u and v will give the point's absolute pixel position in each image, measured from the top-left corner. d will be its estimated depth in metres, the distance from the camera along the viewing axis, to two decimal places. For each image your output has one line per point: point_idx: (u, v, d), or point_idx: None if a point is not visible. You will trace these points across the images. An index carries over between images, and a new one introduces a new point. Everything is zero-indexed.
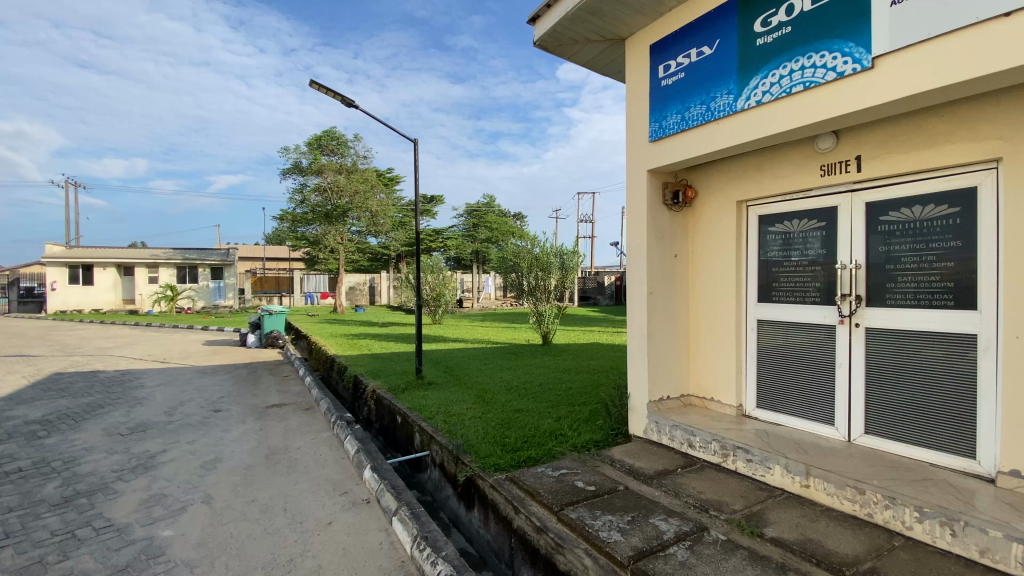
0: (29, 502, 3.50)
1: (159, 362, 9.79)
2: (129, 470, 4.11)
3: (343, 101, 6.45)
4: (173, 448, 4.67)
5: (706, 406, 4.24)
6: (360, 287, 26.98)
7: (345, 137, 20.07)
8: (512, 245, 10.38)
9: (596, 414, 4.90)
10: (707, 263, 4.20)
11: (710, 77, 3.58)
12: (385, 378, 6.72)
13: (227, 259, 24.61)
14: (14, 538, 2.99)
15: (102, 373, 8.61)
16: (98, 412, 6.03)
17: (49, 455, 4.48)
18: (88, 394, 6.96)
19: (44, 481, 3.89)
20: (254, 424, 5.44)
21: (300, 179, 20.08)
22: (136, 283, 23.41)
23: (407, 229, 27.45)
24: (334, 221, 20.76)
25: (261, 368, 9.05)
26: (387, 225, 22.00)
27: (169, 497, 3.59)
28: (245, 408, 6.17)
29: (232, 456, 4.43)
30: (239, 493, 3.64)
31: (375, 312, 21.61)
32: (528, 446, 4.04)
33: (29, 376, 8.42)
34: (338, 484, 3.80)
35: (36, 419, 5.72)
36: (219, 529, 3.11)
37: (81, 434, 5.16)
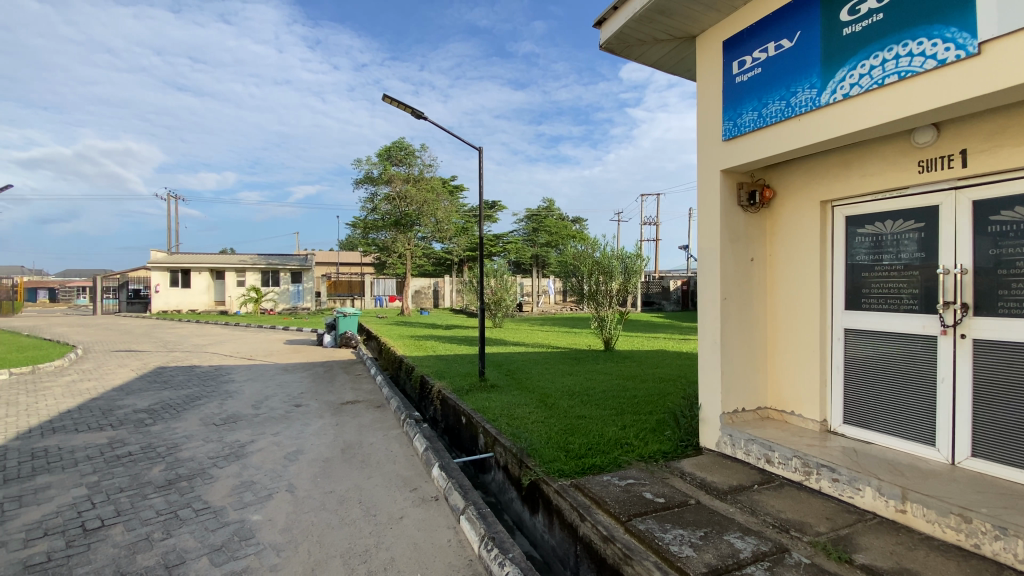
0: (139, 483, 3.92)
1: (247, 358, 10.64)
2: (223, 457, 4.50)
3: (413, 113, 6.74)
4: (260, 439, 5.06)
5: (786, 420, 3.99)
6: (424, 291, 27.89)
7: (412, 147, 20.87)
8: (572, 249, 10.32)
9: (664, 423, 4.75)
10: (788, 268, 3.96)
11: (790, 72, 3.39)
12: (449, 379, 6.89)
13: (305, 264, 26.37)
14: (126, 515, 3.35)
15: (199, 368, 9.49)
16: (195, 403, 6.65)
17: (156, 441, 4.99)
18: (187, 387, 7.68)
19: (151, 464, 4.35)
20: (330, 419, 5.77)
21: (371, 189, 21.11)
22: (226, 287, 25.60)
23: (469, 234, 28.06)
24: (402, 227, 21.65)
25: (336, 366, 9.58)
26: (451, 230, 22.61)
27: (257, 484, 3.89)
28: (322, 403, 6.57)
29: (311, 448, 4.73)
30: (318, 484, 3.87)
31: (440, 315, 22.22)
32: (592, 454, 3.98)
33: (140, 369, 9.43)
34: (408, 481, 3.94)
35: (144, 408, 6.40)
36: (301, 516, 3.33)
37: (182, 422, 5.71)
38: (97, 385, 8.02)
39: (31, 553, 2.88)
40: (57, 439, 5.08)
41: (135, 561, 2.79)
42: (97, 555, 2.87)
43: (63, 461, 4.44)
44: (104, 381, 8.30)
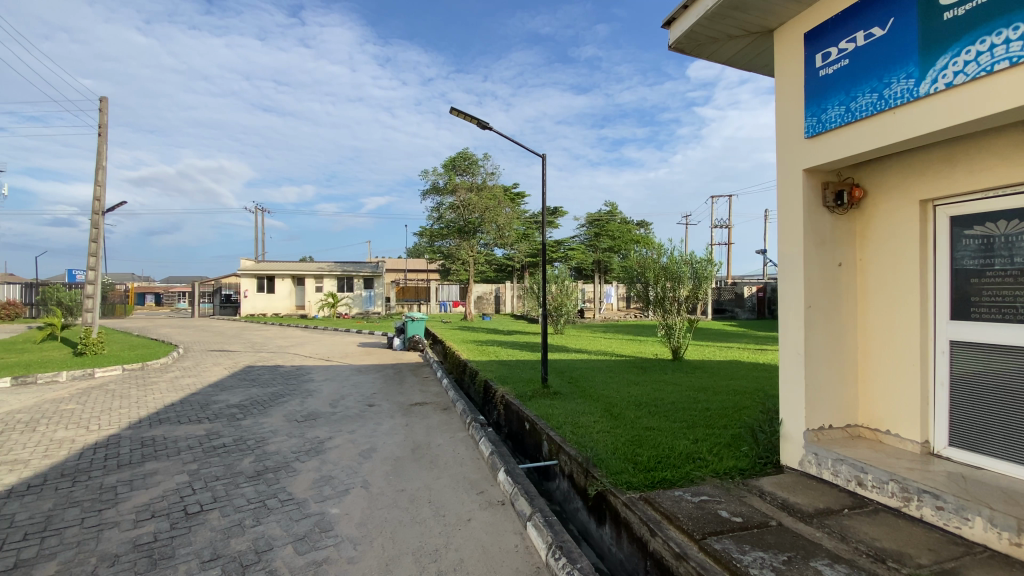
0: (232, 472, 4.28)
1: (324, 359, 11.32)
2: (304, 452, 4.81)
3: (478, 124, 6.92)
4: (338, 436, 5.35)
5: (880, 440, 3.66)
6: (486, 297, 28.34)
7: (476, 156, 21.32)
8: (636, 253, 10.06)
9: (739, 439, 4.51)
10: (882, 273, 3.64)
11: (883, 61, 3.14)
12: (513, 385, 6.93)
13: (376, 271, 27.70)
14: (221, 502, 3.67)
15: (282, 367, 10.21)
16: (279, 400, 7.17)
17: (246, 435, 5.43)
18: (272, 385, 8.29)
19: (242, 455, 4.73)
20: (400, 419, 6.01)
21: (437, 199, 21.79)
22: (305, 292, 27.44)
23: (531, 241, 28.21)
24: (466, 235, 22.17)
25: (405, 369, 9.95)
26: (513, 237, 22.79)
27: (335, 479, 4.12)
28: (393, 404, 6.85)
29: (383, 447, 4.94)
30: (390, 482, 4.04)
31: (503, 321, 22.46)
32: (663, 467, 3.86)
33: (232, 367, 10.31)
34: (475, 483, 4.01)
35: (236, 404, 6.99)
36: (375, 512, 3.48)
37: (268, 418, 6.17)
38: (196, 381, 8.84)
39: (142, 532, 3.22)
40: (163, 430, 5.66)
41: (229, 545, 3.05)
42: (197, 537, 3.16)
43: (168, 450, 4.94)
44: (202, 378, 9.15)
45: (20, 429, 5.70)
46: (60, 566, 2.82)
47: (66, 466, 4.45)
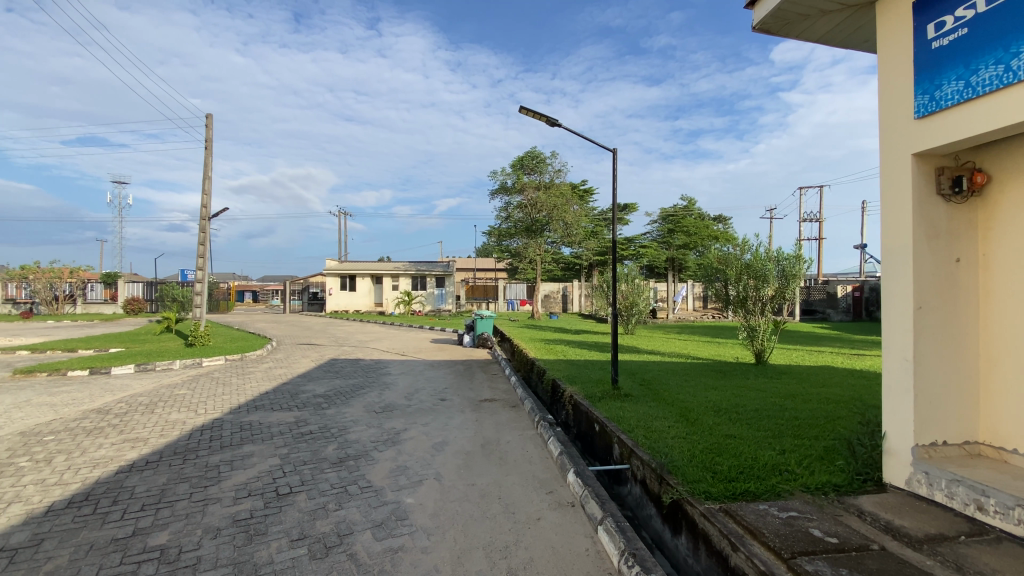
0: (318, 458, 4.58)
1: (400, 354, 11.86)
2: (382, 442, 5.04)
3: (548, 121, 6.89)
4: (412, 427, 5.56)
5: (1006, 460, 3.21)
6: (554, 295, 28.29)
7: (544, 155, 21.27)
8: (715, 250, 9.54)
9: (833, 452, 4.14)
10: (1011, 270, 3.18)
11: (1011, 27, 2.73)
12: (582, 385, 6.82)
13: (447, 270, 28.59)
14: (308, 485, 3.93)
15: (362, 361, 10.80)
16: (359, 391, 7.59)
17: (330, 423, 5.79)
18: (353, 377, 8.79)
19: (326, 442, 5.05)
20: (471, 414, 6.13)
21: (506, 198, 21.99)
22: (382, 290, 28.92)
23: (600, 239, 27.79)
24: (534, 234, 22.19)
25: (474, 365, 10.14)
26: (581, 235, 22.53)
27: (410, 469, 4.27)
28: (463, 399, 7.00)
29: (455, 441, 5.06)
30: (462, 476, 4.12)
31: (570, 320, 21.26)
32: (745, 479, 3.64)
33: (317, 360, 11.06)
34: (544, 483, 3.99)
35: (321, 393, 7.49)
36: (447, 505, 3.56)
37: (350, 408, 6.54)
38: (286, 372, 9.59)
39: (240, 509, 3.52)
40: (259, 415, 6.18)
41: (314, 526, 3.25)
42: (287, 517, 3.40)
43: (263, 434, 5.38)
44: (291, 369, 9.90)
45: (142, 410, 6.47)
46: (171, 535, 3.14)
47: (178, 445, 4.98)
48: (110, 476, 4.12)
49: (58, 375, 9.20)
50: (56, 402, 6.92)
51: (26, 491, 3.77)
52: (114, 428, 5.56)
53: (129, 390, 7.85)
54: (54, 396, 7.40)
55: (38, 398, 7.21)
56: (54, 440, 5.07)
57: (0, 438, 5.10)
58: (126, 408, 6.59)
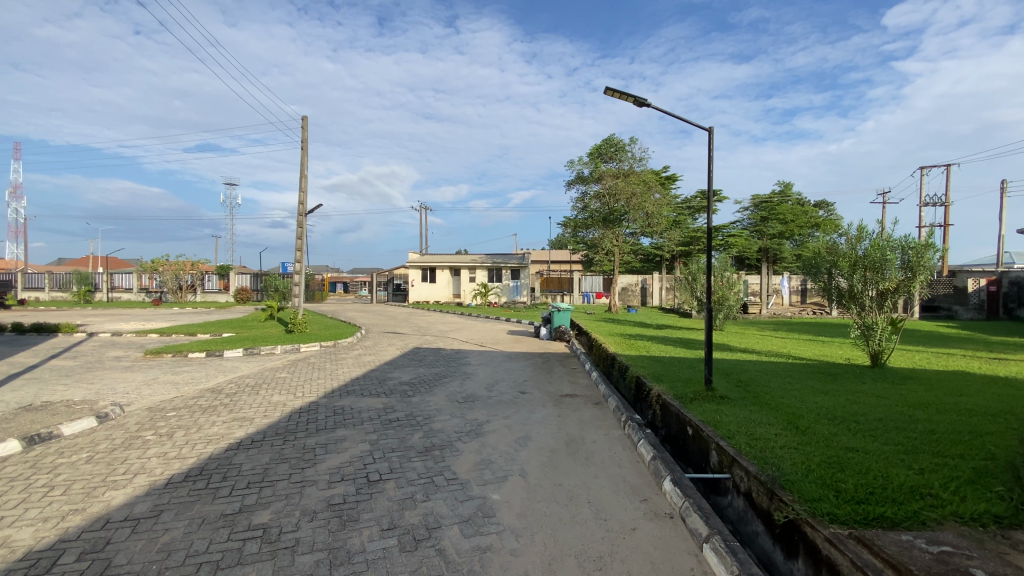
0: (405, 446, 4.64)
1: (479, 345, 11.99)
2: (465, 433, 5.01)
3: (636, 102, 6.50)
4: (494, 420, 5.50)
5: None
6: (633, 288, 27.33)
7: (623, 141, 20.48)
8: (824, 238, 8.51)
9: (988, 476, 3.49)
10: None
11: None
12: (670, 384, 6.38)
13: (523, 262, 28.70)
14: (396, 473, 3.98)
15: (442, 350, 11.03)
16: (442, 380, 7.71)
17: (415, 411, 5.89)
18: (435, 366, 8.96)
19: (413, 430, 5.12)
20: (553, 409, 5.96)
21: (583, 188, 21.47)
22: (460, 282, 29.65)
23: (682, 228, 26.40)
24: (612, 224, 21.37)
25: (553, 359, 9.95)
26: (663, 225, 21.48)
27: (495, 463, 4.18)
28: (544, 393, 6.84)
29: (538, 436, 4.92)
30: (548, 474, 3.97)
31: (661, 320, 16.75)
32: (878, 502, 3.15)
33: (401, 348, 11.46)
34: (637, 489, 3.72)
35: (406, 381, 7.70)
36: (534, 505, 3.42)
37: (433, 397, 6.64)
38: (374, 359, 10.02)
39: (333, 493, 3.62)
40: (350, 401, 6.44)
41: (403, 517, 3.25)
42: (377, 505, 3.43)
43: (354, 419, 5.59)
44: (378, 356, 10.31)
45: (249, 391, 7.01)
46: (273, 514, 3.29)
47: (279, 426, 5.29)
48: (221, 453, 4.43)
49: (182, 356, 10.30)
50: (178, 381, 7.71)
51: (151, 463, 4.15)
52: (225, 407, 6.05)
53: (238, 372, 8.58)
54: (177, 375, 8.26)
55: (164, 377, 8.08)
56: (174, 416, 5.61)
57: (133, 412, 5.73)
58: (236, 388, 7.19)
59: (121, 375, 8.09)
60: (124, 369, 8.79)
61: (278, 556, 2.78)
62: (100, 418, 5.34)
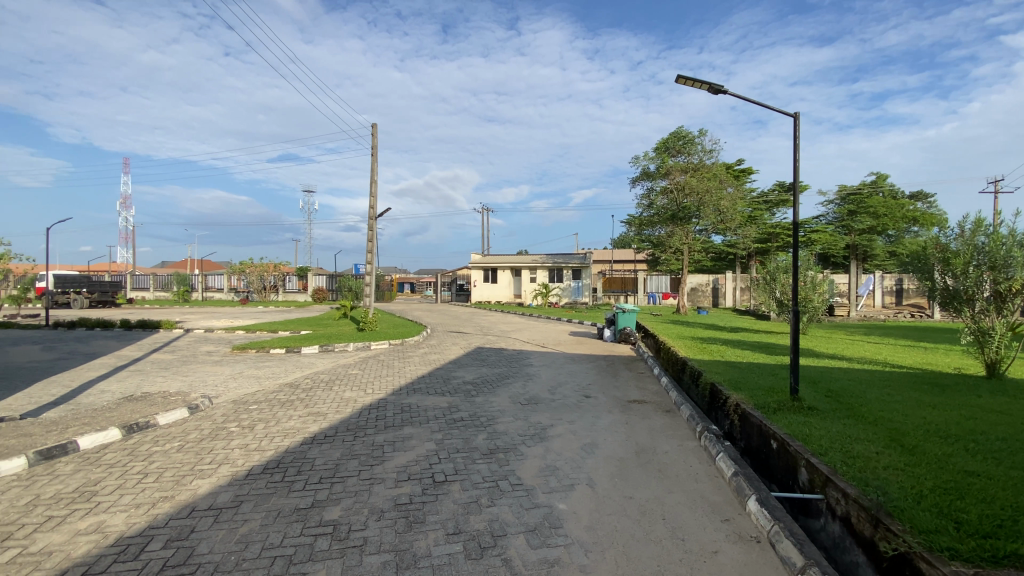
0: (469, 447, 4.61)
1: (541, 346, 11.87)
2: (529, 437, 4.90)
3: (711, 89, 6.10)
4: (559, 424, 5.34)
5: None
6: (703, 289, 26.10)
7: (692, 134, 19.57)
8: (931, 232, 7.51)
9: None
10: None
11: None
12: (749, 393, 5.90)
13: (585, 262, 28.26)
14: (461, 475, 3.94)
15: (504, 351, 11.02)
16: (505, 381, 7.66)
17: (479, 411, 5.87)
18: (497, 366, 8.95)
19: (476, 431, 5.09)
20: (620, 416, 5.70)
21: (649, 184, 20.74)
22: (522, 282, 29.68)
23: (758, 224, 24.86)
24: (681, 221, 20.47)
25: (618, 362, 9.62)
26: (736, 221, 20.28)
27: (561, 471, 4.03)
28: (610, 398, 6.59)
29: (605, 444, 4.70)
30: (618, 485, 3.76)
31: (734, 322, 16.04)
32: (1012, 538, 2.67)
33: (464, 347, 11.58)
34: (717, 508, 3.43)
35: (470, 381, 7.72)
36: (604, 518, 3.24)
37: (496, 397, 6.60)
38: (438, 358, 10.18)
39: (400, 492, 3.63)
40: (416, 399, 6.55)
41: (469, 521, 3.18)
42: (442, 507, 3.40)
43: (420, 417, 5.65)
44: (443, 355, 10.49)
45: (322, 387, 7.33)
46: (343, 511, 3.34)
47: (349, 422, 5.45)
48: (296, 446, 4.62)
49: (264, 352, 11.02)
50: (261, 376, 8.22)
51: (234, 454, 4.39)
52: (301, 402, 6.35)
53: (313, 368, 9.02)
54: (260, 370, 8.81)
55: (248, 371, 8.65)
56: (255, 409, 5.95)
57: (220, 404, 6.14)
58: (311, 384, 7.54)
59: (212, 369, 8.75)
60: (215, 363, 9.54)
61: (347, 555, 2.80)
62: (191, 409, 5.76)
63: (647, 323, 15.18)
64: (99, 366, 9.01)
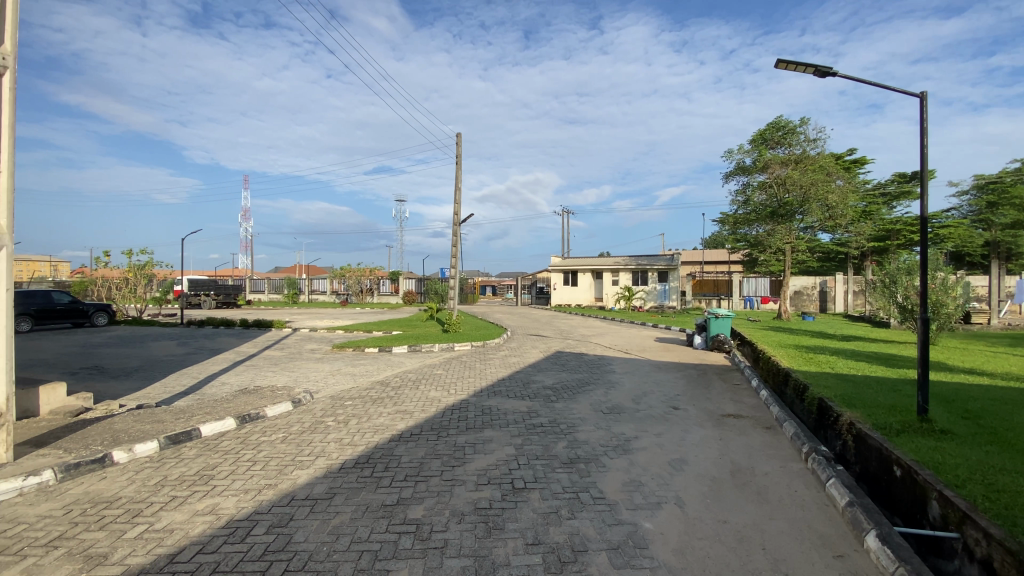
0: (549, 455, 4.53)
1: (625, 351, 11.48)
2: (612, 448, 4.71)
3: (816, 72, 5.52)
4: (644, 436, 5.08)
5: None
6: (808, 292, 23.85)
7: (793, 123, 18.00)
8: None
9: None
10: None
11: None
12: (866, 412, 5.21)
13: (673, 263, 27.01)
14: (541, 484, 3.86)
15: (586, 356, 10.80)
16: (587, 388, 7.48)
17: (559, 418, 5.76)
18: (579, 372, 8.78)
19: (556, 439, 4.99)
20: (713, 431, 5.30)
21: (744, 179, 19.37)
22: (605, 285, 29.05)
23: (873, 220, 22.29)
24: (782, 219, 18.88)
25: (710, 371, 9.01)
26: (847, 216, 18.29)
27: (646, 487, 3.82)
28: (701, 411, 6.17)
29: (696, 461, 4.38)
30: (710, 507, 3.48)
31: (845, 330, 14.49)
32: None
33: (546, 351, 11.52)
34: (828, 542, 3.03)
35: (551, 386, 7.64)
36: (693, 542, 3.00)
37: (577, 404, 6.45)
38: (519, 361, 10.22)
39: (480, 496, 3.64)
40: (497, 401, 6.60)
41: (549, 533, 3.10)
42: (522, 515, 3.35)
43: (500, 421, 5.67)
44: (524, 358, 10.51)
45: (410, 386, 7.64)
46: (426, 511, 3.41)
47: (433, 422, 5.61)
48: (384, 443, 4.83)
49: (359, 350, 11.78)
50: (356, 373, 8.76)
51: (330, 447, 4.69)
52: (390, 400, 6.67)
53: (402, 367, 9.47)
54: (355, 368, 9.41)
55: (345, 368, 9.27)
56: (350, 405, 6.34)
57: (320, 399, 6.62)
58: (399, 383, 7.89)
59: (315, 366, 9.49)
60: (316, 360, 10.34)
61: (429, 556, 2.84)
62: (295, 403, 6.27)
63: (743, 329, 14.18)
64: (222, 360, 10.14)
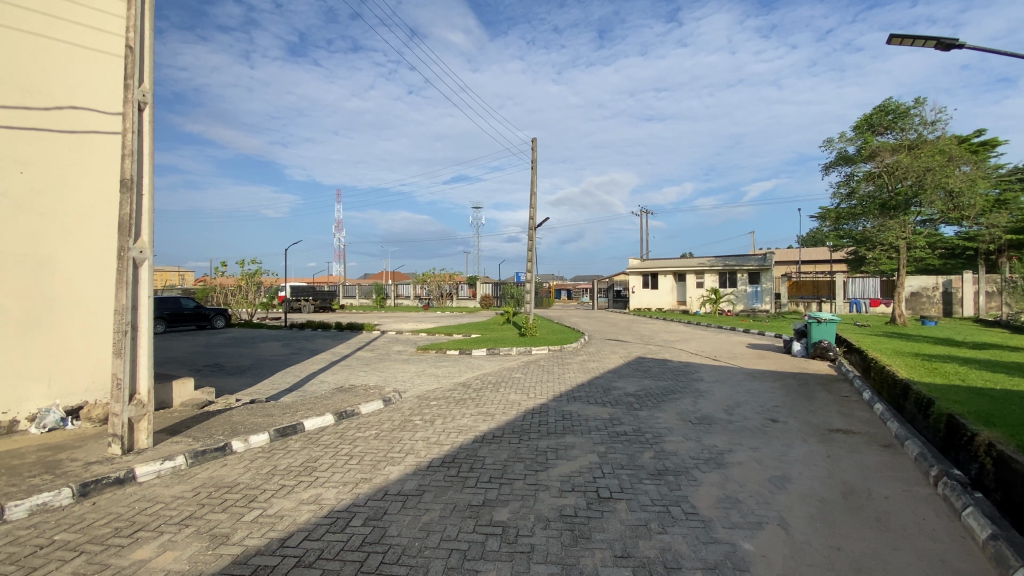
0: (635, 464, 4.37)
1: (713, 358, 10.86)
2: (704, 461, 4.44)
3: (938, 45, 4.90)
4: (739, 450, 4.75)
5: None
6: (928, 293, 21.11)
7: (906, 104, 16.14)
8: None
9: None
10: None
11: None
12: (1011, 432, 4.48)
13: (764, 264, 25.18)
14: (628, 494, 3.74)
15: (670, 362, 10.35)
16: (672, 396, 7.15)
17: (644, 426, 5.56)
18: (663, 379, 8.43)
19: (642, 448, 4.82)
20: (818, 447, 4.83)
21: (848, 170, 17.62)
22: (687, 287, 27.75)
23: (1011, 209, 19.32)
24: (894, 211, 16.93)
25: (812, 381, 8.24)
26: (977, 206, 16.00)
27: (745, 505, 3.56)
28: (804, 424, 5.65)
29: (800, 479, 4.02)
30: (819, 531, 3.16)
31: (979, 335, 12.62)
32: None
33: (626, 356, 11.21)
34: None
35: (633, 392, 7.40)
36: (802, 569, 2.74)
37: (663, 413, 6.19)
38: (599, 366, 10.03)
39: (565, 503, 3.60)
40: (578, 407, 6.52)
41: (638, 546, 2.99)
42: (609, 525, 3.26)
43: (582, 427, 5.59)
44: (604, 363, 10.29)
45: (490, 388, 7.76)
46: (511, 514, 3.43)
47: (515, 425, 5.66)
48: (468, 444, 4.94)
49: (442, 353, 12.20)
50: (440, 375, 9.07)
51: (418, 445, 4.88)
52: (472, 402, 6.81)
53: (483, 370, 9.65)
54: (439, 370, 9.74)
55: (429, 370, 9.63)
56: (435, 405, 6.57)
57: (407, 399, 6.93)
58: (480, 386, 8.04)
59: (402, 367, 9.96)
60: (403, 362, 10.85)
61: (516, 560, 2.85)
62: (386, 403, 6.60)
63: (849, 335, 12.86)
64: (320, 360, 10.97)
